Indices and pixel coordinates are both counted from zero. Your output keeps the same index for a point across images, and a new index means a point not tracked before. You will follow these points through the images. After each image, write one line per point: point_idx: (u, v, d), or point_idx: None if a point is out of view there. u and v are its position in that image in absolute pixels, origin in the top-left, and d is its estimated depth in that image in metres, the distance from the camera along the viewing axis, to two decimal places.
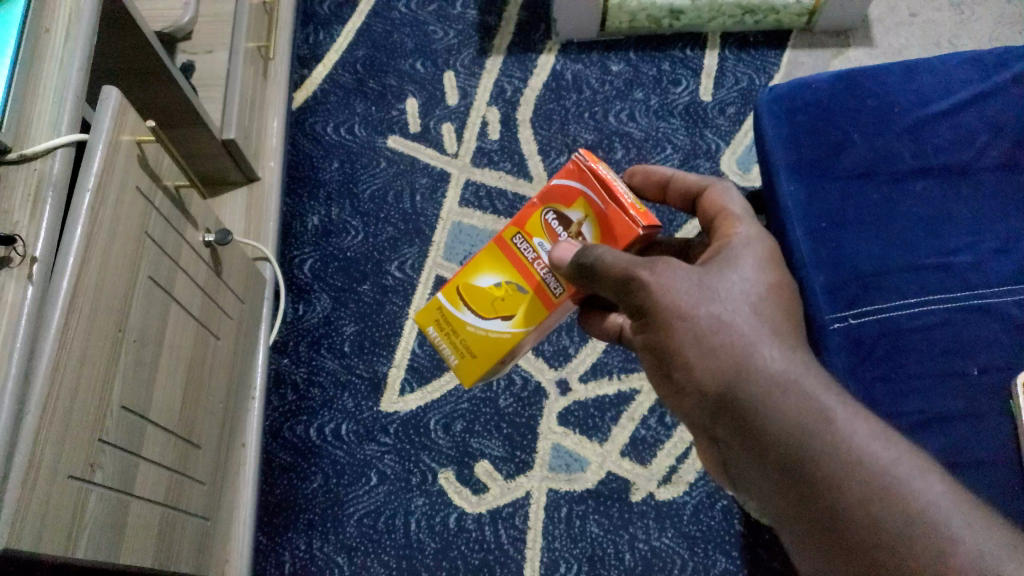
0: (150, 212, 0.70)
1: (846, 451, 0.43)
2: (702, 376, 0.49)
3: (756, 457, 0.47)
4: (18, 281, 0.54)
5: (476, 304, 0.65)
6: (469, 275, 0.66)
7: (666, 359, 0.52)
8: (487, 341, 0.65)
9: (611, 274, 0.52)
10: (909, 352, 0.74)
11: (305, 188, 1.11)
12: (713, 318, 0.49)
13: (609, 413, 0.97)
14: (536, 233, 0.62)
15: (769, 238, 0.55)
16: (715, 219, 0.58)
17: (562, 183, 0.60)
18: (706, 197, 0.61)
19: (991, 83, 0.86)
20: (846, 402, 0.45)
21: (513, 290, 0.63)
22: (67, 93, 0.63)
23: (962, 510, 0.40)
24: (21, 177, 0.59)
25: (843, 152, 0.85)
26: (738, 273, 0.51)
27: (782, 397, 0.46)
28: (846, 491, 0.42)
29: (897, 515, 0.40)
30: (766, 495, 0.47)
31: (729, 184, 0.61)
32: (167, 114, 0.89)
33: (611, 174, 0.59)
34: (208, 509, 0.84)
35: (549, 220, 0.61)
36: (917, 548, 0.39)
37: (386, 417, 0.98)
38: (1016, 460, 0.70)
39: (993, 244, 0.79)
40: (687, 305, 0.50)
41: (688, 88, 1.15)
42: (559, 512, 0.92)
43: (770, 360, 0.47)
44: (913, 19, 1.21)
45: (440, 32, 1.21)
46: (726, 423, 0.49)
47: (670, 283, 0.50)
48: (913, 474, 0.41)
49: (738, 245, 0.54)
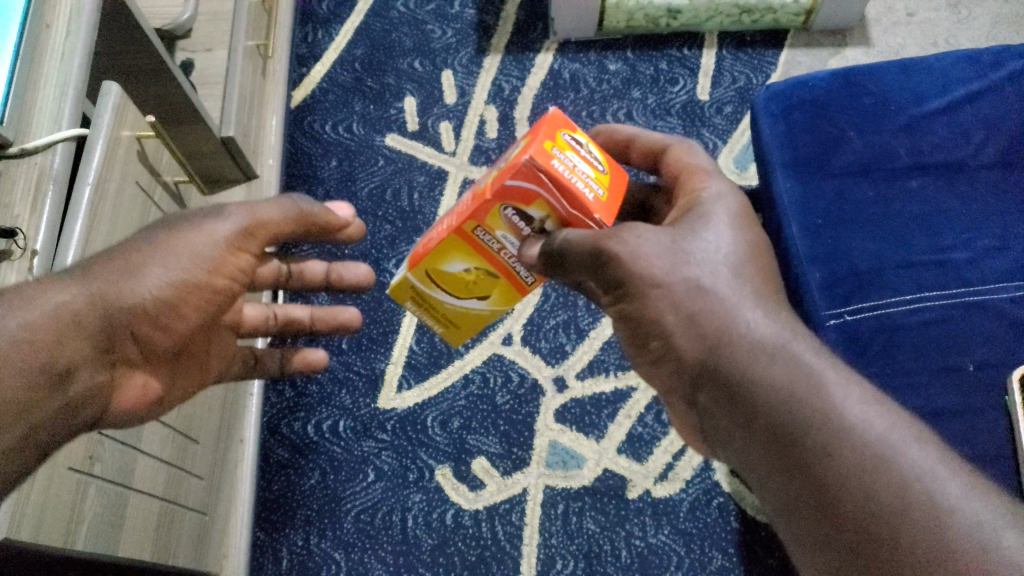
0: (150, 207, 0.72)
1: (835, 416, 0.42)
2: (681, 342, 0.49)
3: (743, 428, 0.45)
4: (19, 274, 0.56)
5: (449, 287, 0.62)
6: (429, 264, 0.60)
7: (643, 327, 0.52)
8: (468, 316, 0.66)
9: (578, 251, 0.51)
10: (904, 348, 0.74)
11: (304, 186, 1.12)
12: (690, 282, 0.49)
13: (606, 410, 0.97)
14: (497, 227, 0.55)
15: (736, 191, 0.55)
16: (682, 173, 0.58)
17: (519, 185, 0.52)
18: (670, 153, 0.61)
19: (988, 81, 0.86)
20: (838, 369, 0.45)
21: (484, 274, 0.60)
22: (68, 89, 0.64)
23: (960, 480, 0.39)
24: (21, 172, 0.60)
25: (838, 150, 0.86)
26: (713, 232, 0.52)
27: (772, 364, 0.45)
28: (837, 461, 0.40)
29: (890, 483, 0.39)
30: (749, 464, 0.45)
31: (691, 140, 0.61)
32: (167, 112, 0.90)
33: (564, 167, 0.52)
34: (206, 503, 0.84)
35: (508, 216, 0.54)
36: (910, 514, 0.38)
37: (385, 413, 0.98)
38: (1011, 457, 0.70)
39: (990, 241, 0.79)
40: (662, 271, 0.50)
41: (686, 87, 1.16)
42: (556, 509, 0.92)
43: (752, 324, 0.48)
44: (911, 19, 1.21)
45: (439, 32, 1.22)
46: (707, 389, 0.48)
47: (643, 250, 0.50)
48: (906, 442, 0.41)
49: (708, 199, 0.54)
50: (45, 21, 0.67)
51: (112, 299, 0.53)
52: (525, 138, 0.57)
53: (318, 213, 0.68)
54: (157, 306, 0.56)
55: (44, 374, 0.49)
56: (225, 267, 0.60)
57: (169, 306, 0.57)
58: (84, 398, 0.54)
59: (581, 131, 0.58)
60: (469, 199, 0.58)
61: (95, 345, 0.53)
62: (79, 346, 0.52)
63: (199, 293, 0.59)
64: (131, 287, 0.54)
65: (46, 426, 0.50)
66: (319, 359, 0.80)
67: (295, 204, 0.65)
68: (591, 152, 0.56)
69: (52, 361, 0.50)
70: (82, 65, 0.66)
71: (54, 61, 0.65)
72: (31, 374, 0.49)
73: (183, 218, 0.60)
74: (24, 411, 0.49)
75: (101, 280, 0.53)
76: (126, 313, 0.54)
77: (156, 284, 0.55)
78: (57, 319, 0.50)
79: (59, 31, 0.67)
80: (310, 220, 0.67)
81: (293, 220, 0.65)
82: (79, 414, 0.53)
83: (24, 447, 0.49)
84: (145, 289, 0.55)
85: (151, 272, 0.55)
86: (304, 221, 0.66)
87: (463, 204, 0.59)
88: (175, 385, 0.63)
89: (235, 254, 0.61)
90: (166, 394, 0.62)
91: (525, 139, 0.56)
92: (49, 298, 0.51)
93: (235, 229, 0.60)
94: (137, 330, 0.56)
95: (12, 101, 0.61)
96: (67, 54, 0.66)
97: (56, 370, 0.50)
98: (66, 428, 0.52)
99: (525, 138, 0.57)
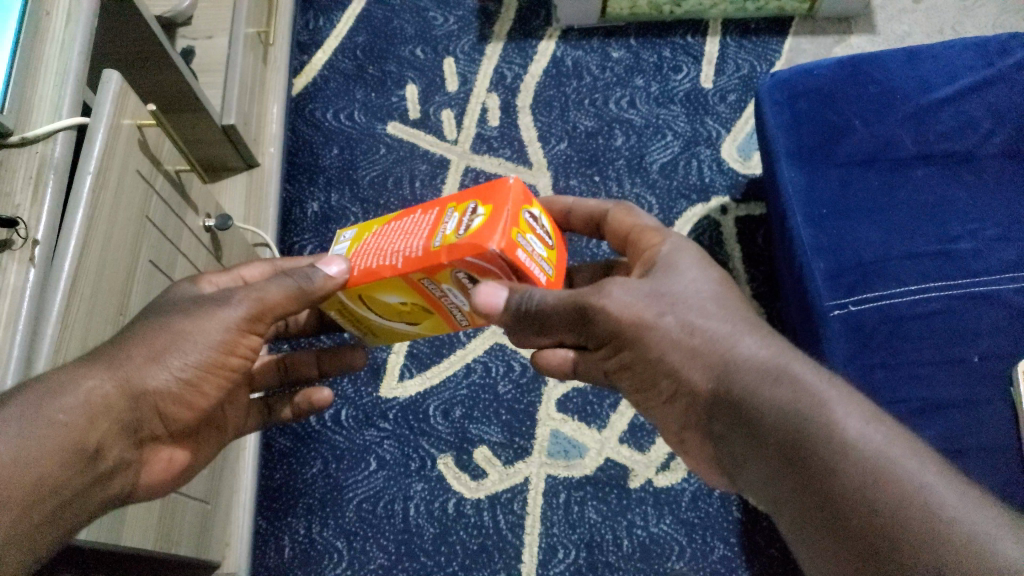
0: (151, 196, 0.71)
1: (837, 432, 0.42)
2: (690, 375, 0.50)
3: (754, 450, 0.46)
4: (20, 264, 0.56)
5: (379, 310, 0.59)
6: (369, 287, 0.54)
7: (648, 369, 0.53)
8: (396, 334, 0.63)
9: (553, 310, 0.52)
10: (908, 339, 0.74)
11: (305, 174, 1.11)
12: (682, 322, 0.52)
13: (608, 400, 0.97)
14: (445, 281, 0.52)
15: (690, 242, 0.58)
16: (631, 236, 0.62)
17: (475, 262, 0.49)
18: (613, 218, 0.64)
19: (996, 69, 0.85)
20: (838, 388, 0.45)
21: (419, 307, 0.57)
22: (68, 78, 0.64)
23: (958, 492, 0.39)
24: (22, 161, 0.60)
25: (843, 139, 0.85)
26: (687, 277, 0.54)
27: (772, 384, 0.46)
28: (841, 474, 0.41)
29: (892, 492, 0.39)
30: (763, 488, 0.46)
31: (625, 201, 0.65)
32: (166, 98, 0.89)
33: (525, 240, 0.52)
34: (208, 492, 0.82)
35: (459, 278, 0.51)
36: (911, 526, 0.38)
37: (386, 403, 0.98)
38: (1016, 448, 0.69)
39: (995, 231, 0.78)
40: (652, 316, 0.52)
41: (689, 75, 1.15)
42: (558, 498, 0.93)
43: (753, 349, 0.49)
44: (917, 6, 1.20)
45: (440, 18, 1.21)
46: (719, 418, 0.49)
47: (623, 302, 0.52)
48: (906, 456, 0.41)
49: (668, 252, 0.56)
50: (44, 9, 0.66)
51: (142, 383, 0.53)
52: (485, 200, 0.53)
53: (316, 287, 0.55)
54: (180, 386, 0.55)
55: (74, 454, 0.49)
56: (238, 348, 0.58)
57: (193, 385, 0.56)
58: (112, 472, 0.54)
59: (535, 201, 0.56)
60: (415, 240, 0.53)
61: (124, 426, 0.53)
62: (107, 427, 0.52)
63: (219, 372, 0.57)
64: (154, 371, 0.54)
65: (74, 506, 0.50)
66: (326, 398, 0.75)
67: (297, 283, 0.56)
68: (539, 224, 0.56)
69: (83, 441, 0.50)
70: (82, 52, 0.65)
71: (54, 49, 0.65)
72: (60, 458, 0.48)
73: (200, 301, 0.57)
74: (53, 492, 0.48)
75: (128, 365, 0.53)
76: (153, 396, 0.54)
77: (176, 368, 0.54)
78: (89, 407, 0.50)
79: (59, 19, 0.66)
80: (316, 300, 0.57)
81: (295, 301, 0.57)
82: (107, 489, 0.54)
83: (49, 526, 0.48)
84: (169, 374, 0.54)
85: (177, 356, 0.54)
86: (310, 301, 0.56)
87: (407, 240, 0.54)
88: (197, 454, 0.64)
89: (245, 334, 0.57)
90: (190, 464, 0.63)
91: (484, 203, 0.52)
92: (79, 384, 0.50)
93: (245, 316, 0.57)
94: (165, 410, 0.56)
95: (12, 90, 0.61)
96: (66, 42, 0.65)
97: (86, 452, 0.50)
98: (96, 505, 0.52)
99: (482, 199, 0.53)
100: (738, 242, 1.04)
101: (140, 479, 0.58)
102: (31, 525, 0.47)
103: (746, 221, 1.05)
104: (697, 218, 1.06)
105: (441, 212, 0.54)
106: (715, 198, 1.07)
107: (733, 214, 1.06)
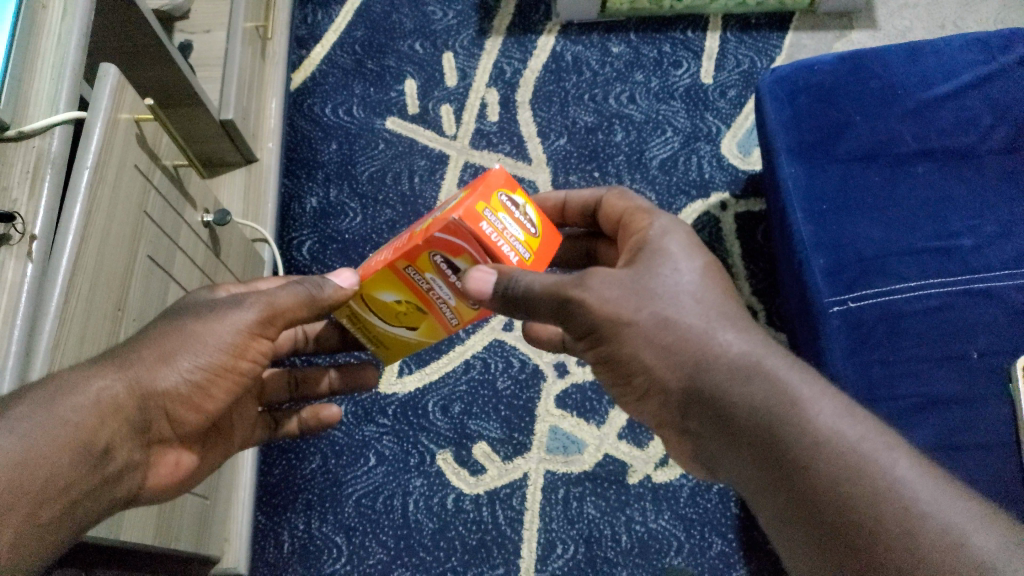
0: (149, 191, 0.70)
1: (810, 430, 0.43)
2: (660, 373, 0.50)
3: (731, 448, 0.46)
4: (18, 258, 0.56)
5: (381, 313, 0.59)
6: (370, 287, 0.56)
7: (623, 366, 0.52)
8: (397, 341, 0.62)
9: (540, 300, 0.50)
10: (907, 335, 0.74)
11: (304, 169, 1.11)
12: (658, 317, 0.49)
13: (606, 396, 0.97)
14: (427, 269, 0.52)
15: (681, 223, 0.55)
16: (622, 217, 0.60)
17: (445, 238, 0.49)
18: (606, 203, 0.63)
19: (996, 65, 0.85)
20: (810, 382, 0.45)
21: (414, 307, 0.57)
22: (67, 71, 0.63)
23: (930, 485, 0.39)
24: (19, 155, 0.60)
25: (843, 134, 0.85)
26: (670, 266, 0.51)
27: (744, 381, 0.46)
28: (815, 472, 0.41)
29: (865, 489, 0.40)
30: (742, 485, 0.46)
31: (620, 187, 0.63)
32: (165, 93, 0.89)
33: (499, 219, 0.51)
34: (208, 488, 0.82)
35: (437, 262, 0.51)
36: (884, 522, 0.38)
37: (386, 398, 0.98)
38: (1014, 445, 0.69)
39: (995, 228, 0.78)
40: (630, 311, 0.50)
41: (689, 70, 1.15)
42: (557, 494, 0.93)
43: (728, 344, 0.48)
44: (918, 2, 1.19)
45: (440, 13, 1.20)
46: (694, 416, 0.49)
47: (606, 295, 0.50)
48: (879, 451, 0.41)
49: (655, 236, 0.54)
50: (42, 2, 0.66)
51: (151, 385, 0.53)
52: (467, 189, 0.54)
53: (327, 296, 0.58)
54: (189, 388, 0.55)
55: (82, 452, 0.49)
56: (248, 352, 0.58)
57: (201, 387, 0.56)
58: (121, 473, 0.54)
59: (524, 191, 0.55)
60: (405, 236, 0.55)
61: (133, 426, 0.53)
62: (116, 428, 0.52)
63: (227, 375, 0.58)
64: (166, 373, 0.54)
65: (82, 507, 0.49)
66: (335, 415, 0.77)
67: (309, 290, 0.58)
68: (527, 215, 0.55)
69: (92, 440, 0.49)
70: (79, 46, 0.65)
71: (52, 42, 0.64)
72: (70, 457, 0.48)
73: (210, 305, 0.58)
74: (63, 492, 0.47)
75: (137, 367, 0.53)
76: (162, 397, 0.54)
77: (186, 370, 0.55)
78: (98, 406, 0.50)
79: (56, 12, 0.66)
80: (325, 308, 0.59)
81: (308, 308, 0.58)
82: (115, 491, 0.53)
83: (58, 526, 0.48)
84: (180, 376, 0.55)
85: (188, 358, 0.55)
86: (322, 307, 0.58)
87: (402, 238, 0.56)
88: (203, 457, 0.64)
89: (257, 339, 0.58)
90: (196, 465, 0.63)
91: (465, 190, 0.54)
92: (90, 384, 0.50)
93: (257, 319, 0.57)
94: (172, 412, 0.56)
95: (9, 82, 0.61)
96: (63, 35, 0.65)
97: (94, 452, 0.50)
98: (105, 506, 0.52)
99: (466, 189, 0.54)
100: (737, 238, 1.04)
101: (147, 480, 0.58)
102: (43, 525, 0.46)
103: (745, 217, 1.05)
104: (696, 215, 1.06)
105: (434, 210, 0.57)
106: (715, 194, 1.07)
107: (733, 210, 1.06)
